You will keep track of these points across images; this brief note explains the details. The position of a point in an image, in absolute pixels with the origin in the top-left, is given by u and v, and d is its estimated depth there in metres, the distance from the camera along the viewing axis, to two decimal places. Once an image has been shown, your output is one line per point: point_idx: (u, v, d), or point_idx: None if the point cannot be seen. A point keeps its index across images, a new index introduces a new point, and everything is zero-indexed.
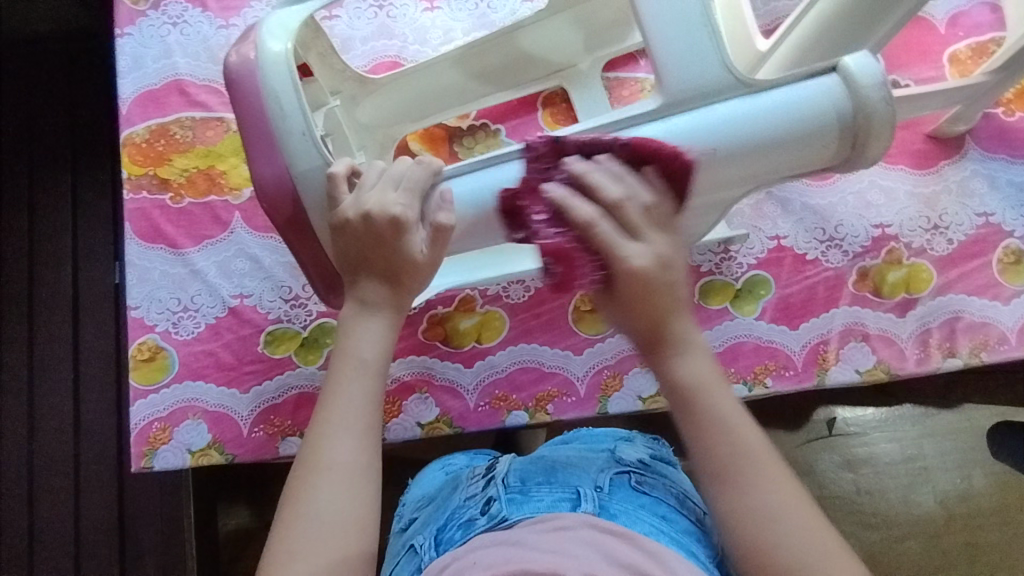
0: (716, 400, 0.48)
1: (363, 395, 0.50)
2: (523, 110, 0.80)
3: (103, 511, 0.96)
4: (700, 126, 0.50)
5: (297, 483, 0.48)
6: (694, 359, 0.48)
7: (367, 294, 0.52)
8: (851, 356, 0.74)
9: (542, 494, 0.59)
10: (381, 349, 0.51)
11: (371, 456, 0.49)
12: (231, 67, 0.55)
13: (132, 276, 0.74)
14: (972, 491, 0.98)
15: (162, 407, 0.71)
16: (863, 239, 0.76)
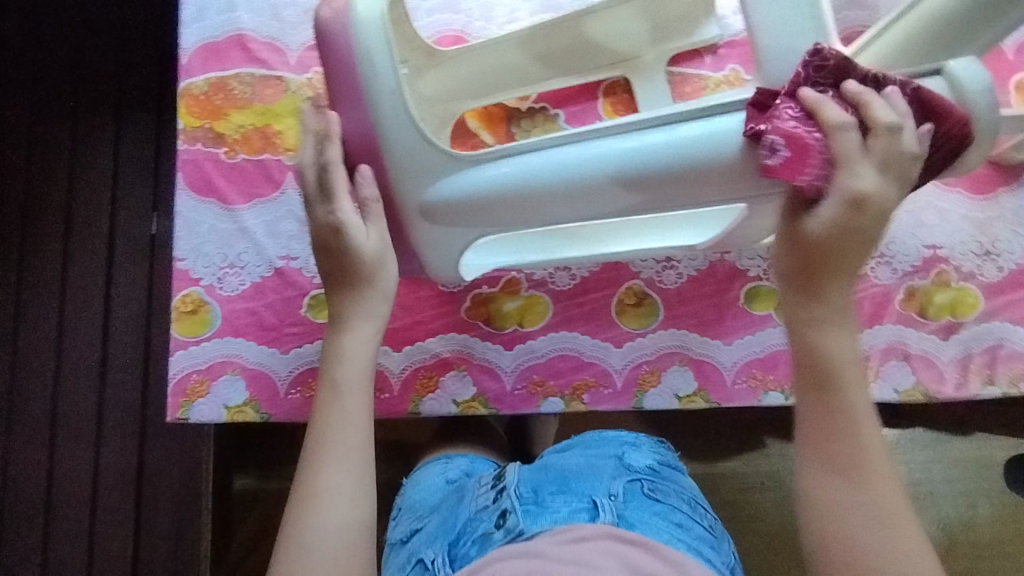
0: (848, 390, 0.46)
1: (352, 414, 0.53)
2: (583, 98, 0.79)
3: (123, 458, 0.96)
4: (805, 114, 0.49)
5: (294, 512, 0.50)
6: (841, 336, 0.47)
7: (342, 313, 0.56)
8: (890, 374, 0.74)
9: (558, 503, 0.59)
10: (365, 371, 0.55)
11: (362, 478, 0.51)
12: (322, 21, 0.55)
13: (180, 228, 0.73)
14: (976, 519, 0.98)
15: (202, 360, 0.71)
16: (913, 258, 0.76)
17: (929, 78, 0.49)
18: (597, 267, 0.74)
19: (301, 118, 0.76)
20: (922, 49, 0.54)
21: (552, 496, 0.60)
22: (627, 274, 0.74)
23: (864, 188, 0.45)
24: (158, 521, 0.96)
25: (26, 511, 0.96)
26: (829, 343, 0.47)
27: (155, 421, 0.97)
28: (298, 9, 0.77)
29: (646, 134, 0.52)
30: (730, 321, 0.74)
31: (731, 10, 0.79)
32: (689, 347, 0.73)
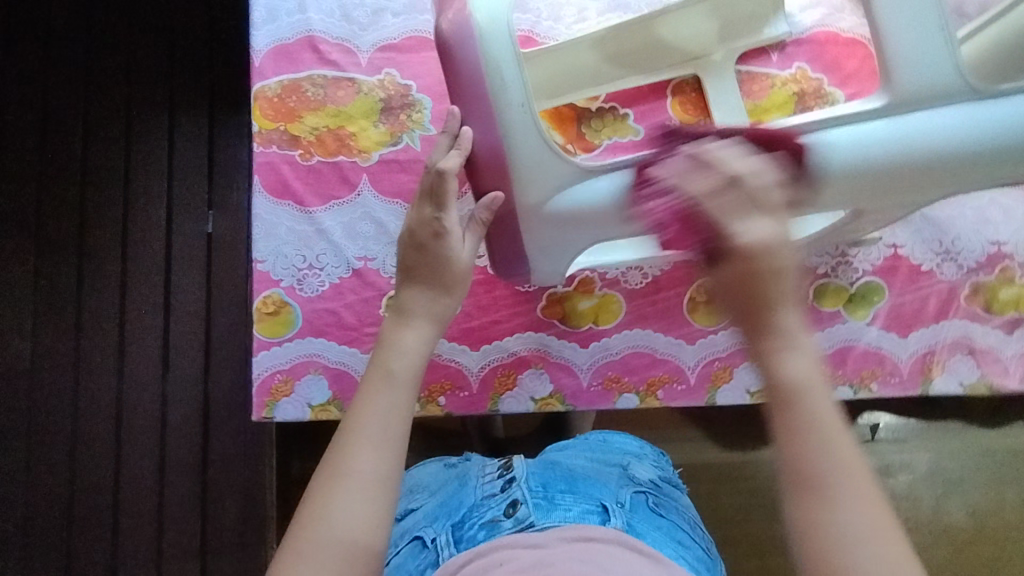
0: (813, 398, 0.40)
1: (392, 407, 0.46)
2: (653, 97, 0.79)
3: (188, 454, 0.98)
4: (930, 125, 0.51)
5: (311, 491, 0.44)
6: (796, 354, 0.41)
7: (410, 305, 0.52)
8: (956, 368, 0.76)
9: (570, 503, 0.58)
10: (415, 363, 0.49)
11: (393, 470, 0.45)
12: (444, 35, 0.56)
13: (259, 230, 0.74)
14: (1003, 505, 0.95)
15: (285, 360, 0.73)
16: (978, 255, 0.77)
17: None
18: (668, 266, 0.75)
19: (374, 120, 0.76)
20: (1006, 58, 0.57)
21: (562, 494, 0.58)
22: (697, 273, 0.75)
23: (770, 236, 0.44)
24: (224, 515, 0.98)
25: (94, 507, 0.98)
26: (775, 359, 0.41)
27: (217, 416, 0.99)
28: (368, 10, 0.78)
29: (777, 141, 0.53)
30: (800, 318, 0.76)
31: (796, 8, 0.79)
32: None
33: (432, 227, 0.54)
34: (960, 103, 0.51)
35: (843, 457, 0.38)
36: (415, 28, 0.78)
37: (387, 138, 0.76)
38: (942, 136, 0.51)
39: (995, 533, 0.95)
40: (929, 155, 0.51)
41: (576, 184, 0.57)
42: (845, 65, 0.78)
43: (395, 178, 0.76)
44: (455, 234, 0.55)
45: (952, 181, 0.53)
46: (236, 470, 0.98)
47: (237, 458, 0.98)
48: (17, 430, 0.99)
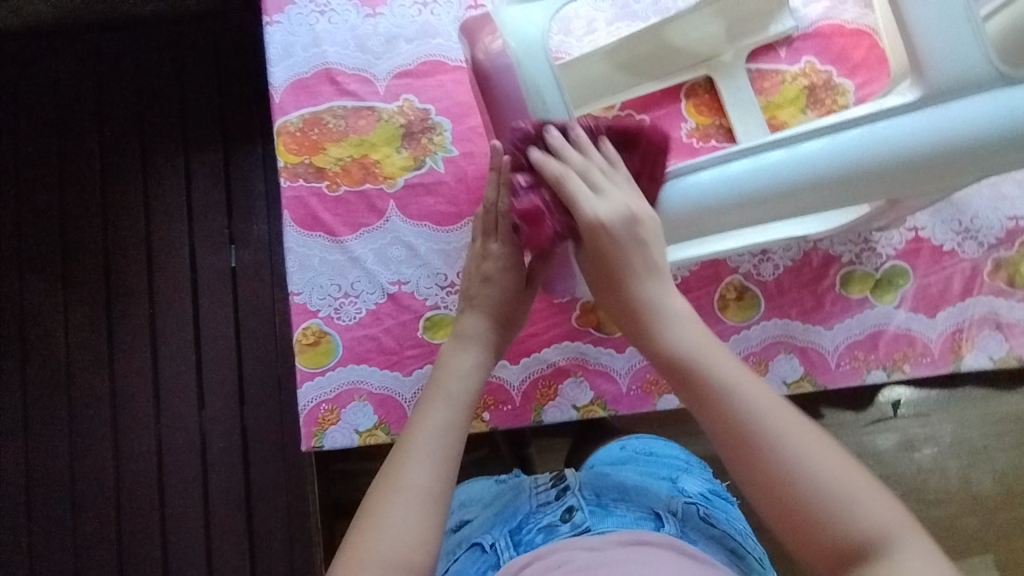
0: (711, 362, 0.49)
1: (449, 425, 0.49)
2: (667, 101, 0.80)
3: (230, 487, 0.99)
4: (965, 113, 0.53)
5: (373, 501, 0.46)
6: (675, 325, 0.51)
7: (466, 332, 0.56)
8: (985, 344, 0.77)
9: (623, 508, 0.60)
10: (470, 389, 0.53)
11: (445, 486, 0.47)
12: (480, 64, 0.58)
13: (293, 263, 0.76)
14: None
15: (329, 389, 0.74)
16: (997, 231, 0.78)
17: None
18: (696, 266, 0.77)
19: (396, 146, 0.78)
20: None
21: (615, 502, 0.61)
22: (726, 270, 0.77)
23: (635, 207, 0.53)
24: (271, 544, 0.99)
25: (142, 546, 0.99)
26: (665, 337, 0.50)
27: (255, 447, 1.00)
28: (381, 39, 0.80)
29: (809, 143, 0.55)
30: (829, 307, 0.77)
31: (800, 3, 0.81)
32: (793, 335, 0.77)
33: (494, 263, 0.59)
34: (991, 90, 0.53)
35: (757, 398, 0.47)
36: (428, 53, 0.80)
37: (411, 163, 0.78)
38: (981, 121, 0.53)
39: None
40: (965, 140, 0.53)
41: None
42: (852, 55, 0.80)
43: (422, 201, 0.77)
44: (517, 267, 0.59)
45: (998, 159, 0.54)
46: (280, 499, 0.99)
47: (277, 487, 0.99)
48: (61, 475, 1.00)
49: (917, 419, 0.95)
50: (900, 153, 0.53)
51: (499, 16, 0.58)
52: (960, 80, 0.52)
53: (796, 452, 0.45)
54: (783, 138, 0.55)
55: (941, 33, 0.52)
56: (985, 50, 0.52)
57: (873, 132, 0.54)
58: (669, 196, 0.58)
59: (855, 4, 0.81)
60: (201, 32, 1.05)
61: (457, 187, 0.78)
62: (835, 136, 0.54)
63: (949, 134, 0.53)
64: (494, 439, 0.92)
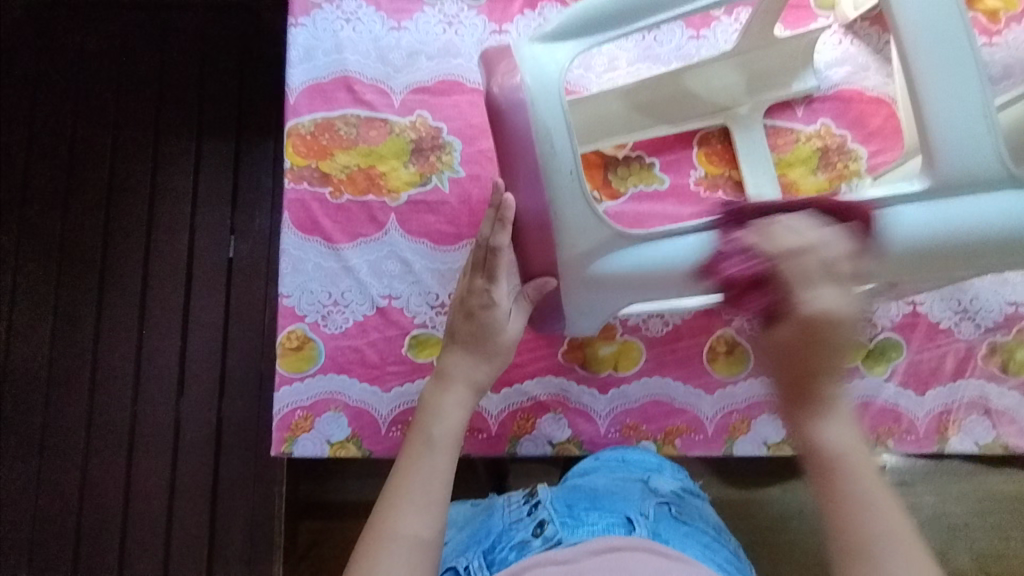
0: (854, 462, 0.45)
1: (433, 467, 0.49)
2: (678, 147, 0.80)
3: (198, 478, 0.98)
4: (963, 212, 0.54)
5: (359, 554, 0.44)
6: (835, 424, 0.46)
7: (450, 370, 0.56)
8: (971, 428, 0.76)
9: (595, 517, 0.58)
10: (454, 427, 0.52)
11: (434, 530, 0.46)
12: (494, 98, 0.57)
13: (286, 265, 0.75)
14: (1009, 553, 0.94)
15: (306, 396, 0.73)
16: (996, 315, 0.78)
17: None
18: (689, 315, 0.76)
19: (404, 160, 0.78)
20: None
21: (586, 511, 0.59)
22: (718, 323, 0.76)
23: (829, 307, 0.48)
24: (232, 541, 0.97)
25: (101, 526, 0.98)
26: (816, 430, 0.46)
27: (230, 440, 0.99)
28: (403, 53, 0.80)
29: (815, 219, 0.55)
30: None
31: (823, 64, 0.81)
32: None
33: (480, 297, 0.57)
34: (999, 189, 0.53)
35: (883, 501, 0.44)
36: (447, 72, 0.80)
37: (416, 179, 0.77)
38: (982, 217, 0.54)
39: None
40: (970, 233, 0.54)
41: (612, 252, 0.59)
42: (869, 122, 0.80)
43: (423, 219, 0.77)
44: (503, 303, 0.58)
45: (998, 256, 0.55)
46: (246, 496, 0.98)
47: (246, 481, 0.98)
48: (30, 444, 0.99)
49: (900, 488, 0.94)
50: (899, 240, 0.54)
51: (520, 51, 0.58)
52: (971, 174, 0.52)
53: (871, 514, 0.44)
54: (789, 211, 0.56)
55: (956, 126, 0.52)
56: (998, 148, 0.52)
57: (883, 216, 0.54)
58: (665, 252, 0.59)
59: (877, 72, 0.81)
60: (229, 21, 1.06)
61: (460, 208, 0.77)
62: (842, 216, 0.55)
63: (950, 230, 0.54)
64: (469, 462, 0.90)
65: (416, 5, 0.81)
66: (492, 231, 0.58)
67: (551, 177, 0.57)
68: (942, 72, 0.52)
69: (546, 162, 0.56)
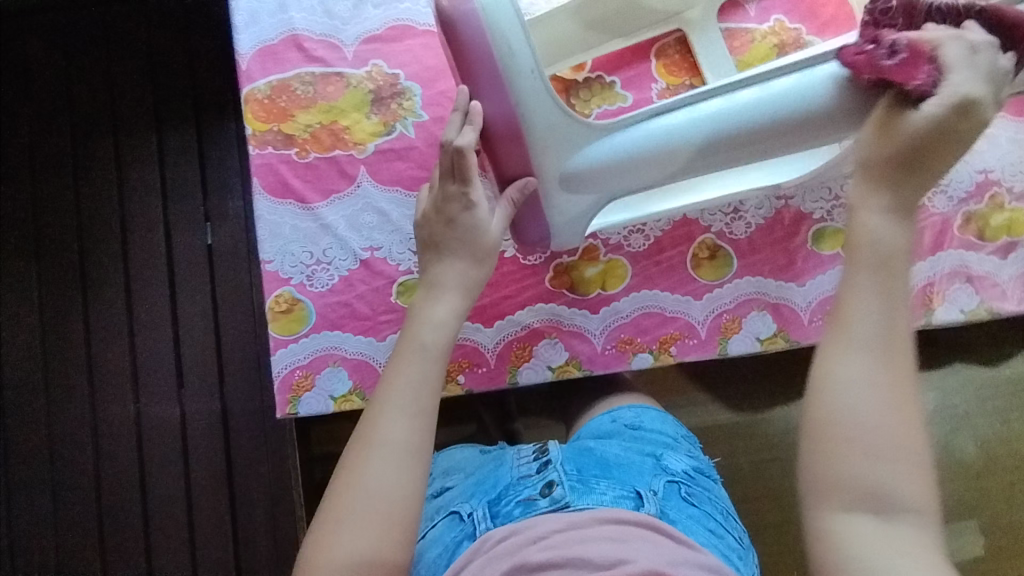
0: (856, 299, 0.44)
1: (421, 377, 0.50)
2: (636, 61, 0.80)
3: (211, 463, 0.99)
4: None
5: (351, 455, 0.48)
6: (886, 219, 0.46)
7: (440, 280, 0.56)
8: (956, 297, 0.78)
9: (604, 487, 0.58)
10: (446, 339, 0.53)
11: (423, 438, 0.48)
12: (445, 12, 0.56)
13: (264, 231, 0.75)
14: (1012, 433, 0.96)
15: (303, 355, 0.73)
16: (967, 185, 0.79)
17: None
18: (670, 225, 0.77)
19: (365, 112, 0.77)
20: None
21: (596, 479, 0.59)
22: (699, 230, 0.77)
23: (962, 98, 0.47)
24: (255, 522, 0.98)
25: (125, 523, 0.99)
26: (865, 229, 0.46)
27: (238, 423, 0.99)
28: (349, 4, 0.79)
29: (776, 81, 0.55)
30: (801, 264, 0.77)
31: None
32: (766, 292, 0.77)
33: (458, 204, 0.57)
34: None
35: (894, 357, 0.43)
36: (397, 18, 0.79)
37: (380, 128, 0.77)
38: None
39: (1005, 462, 0.95)
40: None
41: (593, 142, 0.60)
42: (821, 12, 0.80)
43: (393, 167, 0.77)
44: (483, 205, 0.58)
45: None
46: (260, 476, 0.99)
47: (260, 463, 0.98)
48: (41, 451, 1.00)
49: None
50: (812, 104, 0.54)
51: None
52: None
53: (865, 378, 0.42)
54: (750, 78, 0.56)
55: None
56: None
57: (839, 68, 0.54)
58: (636, 136, 0.59)
59: None
60: (170, 5, 1.03)
61: (428, 152, 0.77)
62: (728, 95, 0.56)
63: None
64: (476, 409, 0.92)
65: None
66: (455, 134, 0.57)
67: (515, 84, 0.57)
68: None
69: (509, 69, 0.56)
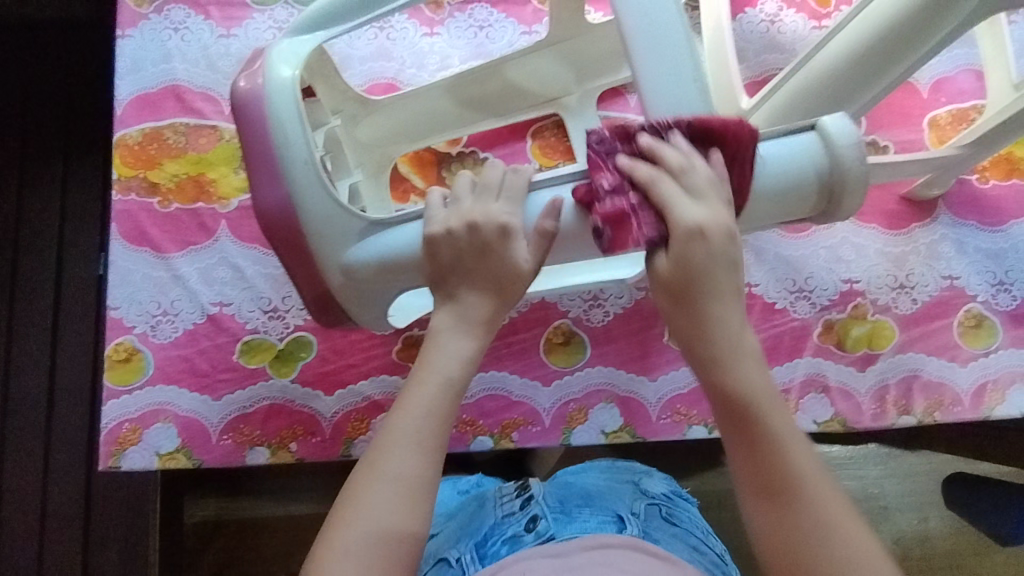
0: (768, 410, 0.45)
1: (436, 410, 0.48)
2: (513, 140, 0.80)
3: (68, 510, 0.91)
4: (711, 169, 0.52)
5: (352, 489, 0.46)
6: (742, 361, 0.46)
7: (461, 303, 0.52)
8: (810, 407, 0.76)
9: (586, 514, 0.62)
10: (459, 371, 0.50)
11: (431, 476, 0.47)
12: (240, 95, 0.57)
13: (113, 277, 0.74)
14: (928, 534, 1.00)
15: (133, 408, 0.72)
16: (831, 293, 0.78)
17: (806, 132, 0.52)
18: (526, 308, 0.77)
19: (233, 167, 0.78)
20: (816, 105, 0.58)
21: (579, 508, 0.64)
22: (555, 314, 0.77)
23: (704, 223, 0.48)
24: None
25: None
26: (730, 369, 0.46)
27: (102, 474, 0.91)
28: (233, 60, 0.79)
29: None
30: (655, 357, 0.76)
31: None
32: (616, 384, 0.75)
33: None
34: None
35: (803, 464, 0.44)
36: None
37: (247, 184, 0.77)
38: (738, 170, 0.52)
39: (925, 562, 0.99)
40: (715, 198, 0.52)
41: (376, 235, 0.57)
42: None
43: (254, 224, 0.77)
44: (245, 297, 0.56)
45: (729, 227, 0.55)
46: (118, 532, 0.90)
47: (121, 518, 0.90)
48: None
49: None
50: None
51: (269, 53, 0.57)
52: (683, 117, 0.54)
53: (808, 525, 0.42)
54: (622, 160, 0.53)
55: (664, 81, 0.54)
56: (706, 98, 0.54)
57: None
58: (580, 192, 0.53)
59: None
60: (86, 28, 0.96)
61: None
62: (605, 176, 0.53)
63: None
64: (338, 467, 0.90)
65: (245, 12, 0.81)
66: (505, 176, 0.55)
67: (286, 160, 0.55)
68: (652, 51, 0.54)
69: (285, 156, 0.55)
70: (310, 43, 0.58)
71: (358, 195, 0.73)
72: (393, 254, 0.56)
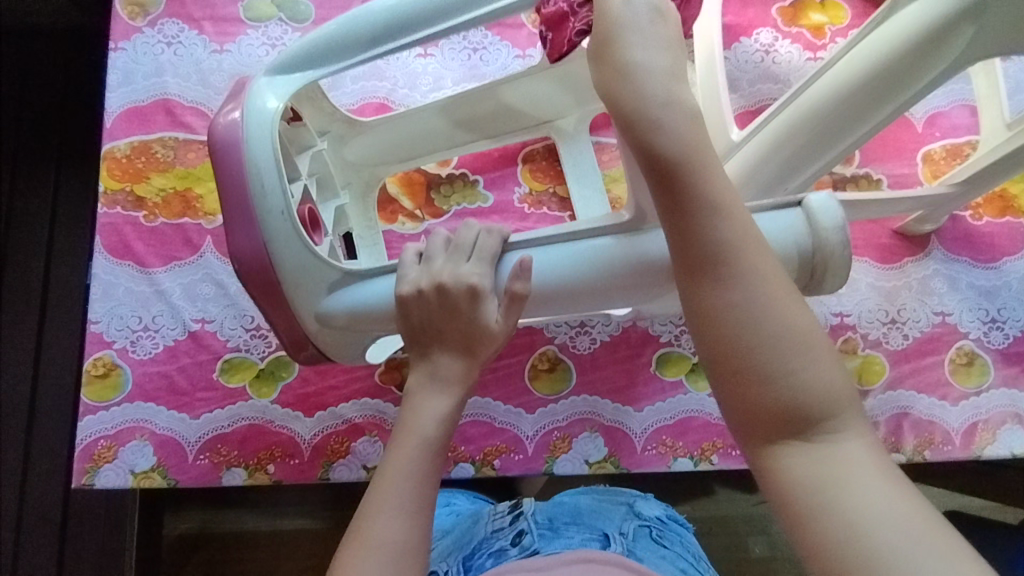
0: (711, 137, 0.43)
1: (420, 472, 0.46)
2: (503, 165, 0.80)
3: (43, 526, 0.87)
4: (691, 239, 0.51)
5: (340, 562, 0.43)
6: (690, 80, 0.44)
7: (438, 370, 0.51)
8: None
9: (572, 531, 0.62)
10: (442, 433, 0.48)
11: (423, 540, 0.44)
12: (219, 126, 0.56)
13: (96, 290, 0.74)
14: None
15: (110, 425, 0.71)
16: (821, 326, 0.78)
17: (791, 208, 0.51)
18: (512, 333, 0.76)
19: None
20: (808, 139, 0.57)
21: (566, 524, 0.63)
22: (541, 340, 0.76)
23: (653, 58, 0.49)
24: None
25: None
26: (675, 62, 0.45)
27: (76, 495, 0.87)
28: (225, 75, 0.79)
29: (607, 241, 0.52)
30: (641, 387, 0.75)
31: None
32: (600, 413, 0.74)
33: None
34: None
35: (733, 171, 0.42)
36: None
37: None
38: None
39: None
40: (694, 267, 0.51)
41: (355, 286, 0.57)
42: None
43: None
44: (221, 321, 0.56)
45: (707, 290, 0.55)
46: (91, 552, 0.86)
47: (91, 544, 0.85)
48: None
49: None
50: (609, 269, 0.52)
51: (252, 87, 0.57)
52: None
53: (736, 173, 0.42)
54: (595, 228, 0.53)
55: None
56: None
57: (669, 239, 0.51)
58: (554, 259, 0.53)
59: None
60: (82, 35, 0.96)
61: None
62: (575, 244, 0.53)
63: (656, 254, 0.51)
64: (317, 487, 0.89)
65: (239, 28, 0.81)
66: (478, 236, 0.54)
67: (264, 181, 0.55)
68: None
69: (266, 179, 0.55)
70: (293, 81, 0.58)
71: (345, 217, 0.74)
72: (365, 309, 0.56)
